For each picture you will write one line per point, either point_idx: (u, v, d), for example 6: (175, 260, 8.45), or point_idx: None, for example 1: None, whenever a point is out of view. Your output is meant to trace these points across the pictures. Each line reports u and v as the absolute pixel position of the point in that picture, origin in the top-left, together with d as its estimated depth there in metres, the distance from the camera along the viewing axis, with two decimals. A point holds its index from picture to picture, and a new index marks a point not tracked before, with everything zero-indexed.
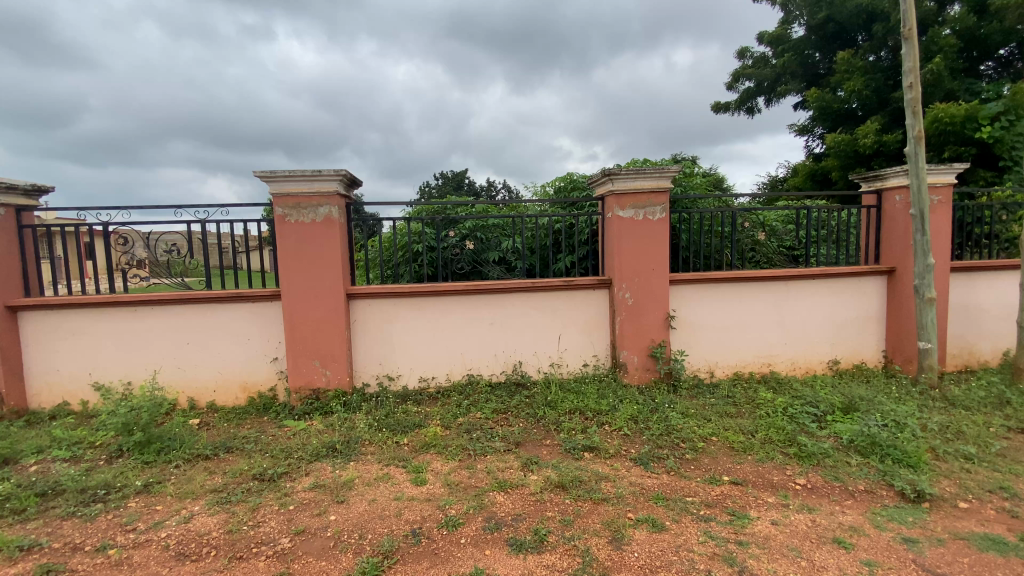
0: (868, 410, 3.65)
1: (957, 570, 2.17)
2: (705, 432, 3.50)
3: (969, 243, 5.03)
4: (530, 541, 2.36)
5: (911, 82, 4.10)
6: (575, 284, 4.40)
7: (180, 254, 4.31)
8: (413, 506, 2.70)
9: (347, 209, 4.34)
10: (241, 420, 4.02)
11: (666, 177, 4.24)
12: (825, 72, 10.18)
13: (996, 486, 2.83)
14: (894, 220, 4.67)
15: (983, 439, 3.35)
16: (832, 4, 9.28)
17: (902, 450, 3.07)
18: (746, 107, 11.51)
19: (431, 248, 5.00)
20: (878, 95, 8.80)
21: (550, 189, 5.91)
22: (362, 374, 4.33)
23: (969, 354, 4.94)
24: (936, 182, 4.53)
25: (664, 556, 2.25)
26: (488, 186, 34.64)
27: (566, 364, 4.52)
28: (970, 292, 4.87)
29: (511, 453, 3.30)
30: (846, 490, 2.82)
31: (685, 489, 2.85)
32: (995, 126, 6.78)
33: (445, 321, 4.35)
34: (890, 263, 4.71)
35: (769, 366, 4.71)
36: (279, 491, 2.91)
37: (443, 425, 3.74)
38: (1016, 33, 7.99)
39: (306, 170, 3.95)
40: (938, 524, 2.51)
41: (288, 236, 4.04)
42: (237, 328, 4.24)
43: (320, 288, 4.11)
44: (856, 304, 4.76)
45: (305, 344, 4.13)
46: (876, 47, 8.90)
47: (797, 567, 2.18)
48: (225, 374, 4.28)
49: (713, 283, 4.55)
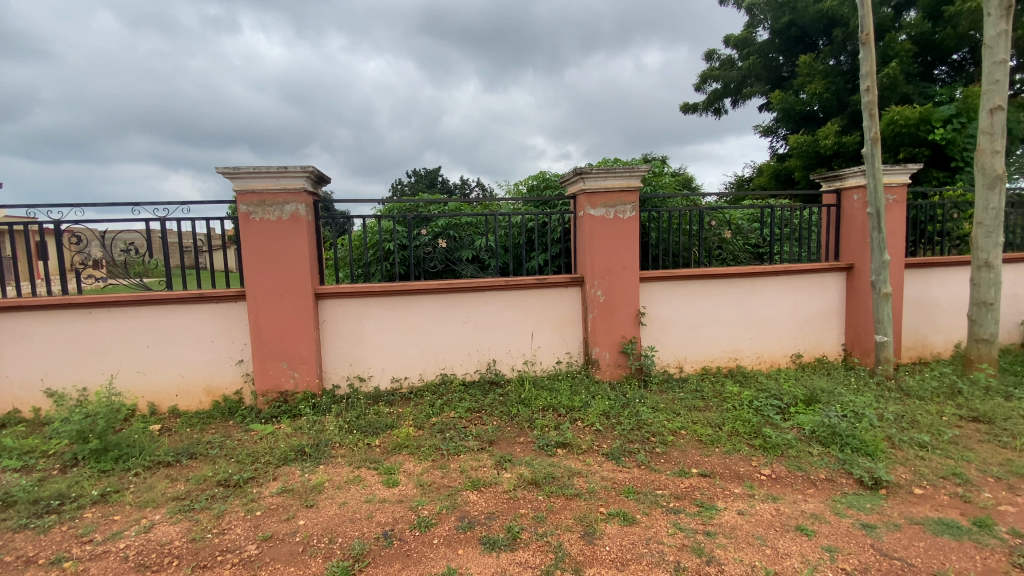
0: (830, 401, 3.79)
1: (913, 554, 2.27)
2: (674, 426, 3.58)
3: (922, 241, 5.26)
4: (503, 539, 2.36)
5: (868, 86, 4.25)
6: (548, 282, 4.42)
7: (139, 253, 4.13)
8: (385, 508, 2.67)
9: (315, 207, 4.24)
10: (205, 425, 3.89)
11: (635, 176, 4.29)
12: (789, 74, 10.51)
13: (949, 472, 2.97)
14: (852, 219, 4.85)
15: (936, 428, 3.52)
16: (795, 8, 9.58)
17: (860, 439, 3.20)
18: (713, 109, 11.80)
19: (402, 247, 4.93)
20: (838, 98, 9.13)
21: (523, 187, 5.93)
22: (332, 375, 4.24)
23: (923, 347, 5.18)
24: (892, 182, 4.73)
25: (635, 548, 2.29)
26: (463, 184, 34.55)
27: (540, 362, 4.54)
28: (923, 288, 5.12)
29: (485, 451, 3.30)
30: (808, 479, 2.92)
31: (655, 482, 2.90)
32: (947, 128, 7.12)
33: (418, 320, 4.30)
34: (848, 260, 4.90)
35: (736, 360, 4.84)
36: (246, 497, 2.83)
37: (416, 425, 3.70)
38: (967, 40, 8.39)
39: (271, 167, 3.85)
40: (894, 510, 2.62)
41: (252, 234, 3.93)
42: (200, 330, 4.10)
43: (288, 287, 4.01)
44: (818, 299, 4.93)
45: (272, 345, 4.03)
46: (836, 51, 9.24)
47: (762, 555, 2.24)
48: (188, 377, 4.14)
49: (683, 281, 4.65)
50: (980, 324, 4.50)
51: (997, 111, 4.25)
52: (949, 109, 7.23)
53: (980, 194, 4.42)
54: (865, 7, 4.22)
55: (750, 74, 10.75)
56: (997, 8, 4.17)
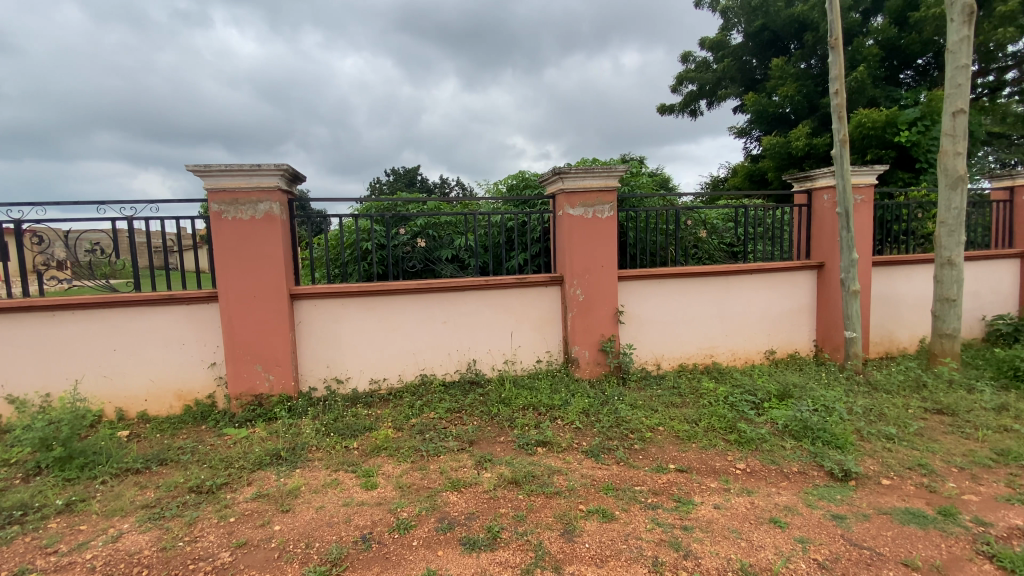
0: (802, 396, 3.89)
1: (881, 543, 2.34)
2: (652, 422, 3.63)
3: (889, 239, 5.44)
4: (483, 539, 2.35)
5: (837, 89, 4.38)
6: (528, 282, 4.43)
7: (105, 254, 4.00)
8: (364, 511, 2.63)
9: (290, 206, 4.16)
10: (176, 430, 3.78)
11: (614, 176, 4.33)
12: (762, 77, 10.76)
13: (914, 463, 3.08)
14: (822, 218, 4.98)
15: (903, 420, 3.64)
16: (767, 13, 9.78)
17: (831, 433, 3.30)
18: (689, 110, 11.98)
19: (380, 247, 4.87)
20: (809, 101, 9.38)
21: (502, 186, 5.93)
22: (309, 377, 4.17)
23: (890, 342, 5.36)
24: (860, 182, 4.87)
25: (614, 545, 2.31)
26: (442, 183, 34.38)
27: (520, 361, 4.54)
28: (889, 285, 5.29)
29: (465, 452, 3.29)
30: (781, 472, 3.00)
31: (633, 478, 2.94)
32: (912, 130, 7.39)
33: (397, 320, 4.26)
34: (819, 258, 5.04)
35: (711, 357, 4.92)
36: (219, 503, 2.76)
37: (395, 426, 3.67)
38: (931, 45, 8.67)
39: (244, 164, 3.76)
40: (863, 501, 2.71)
41: (224, 234, 3.83)
42: (170, 333, 3.98)
43: (261, 287, 3.92)
44: (790, 297, 5.06)
45: (246, 347, 3.94)
46: (807, 55, 9.50)
47: (737, 548, 2.29)
48: (158, 381, 4.01)
49: (661, 279, 4.71)
50: (943, 320, 4.67)
51: (959, 114, 4.41)
52: (914, 113, 7.48)
53: (943, 194, 4.59)
54: (834, 13, 4.34)
55: (725, 76, 10.94)
56: (959, 14, 4.33)
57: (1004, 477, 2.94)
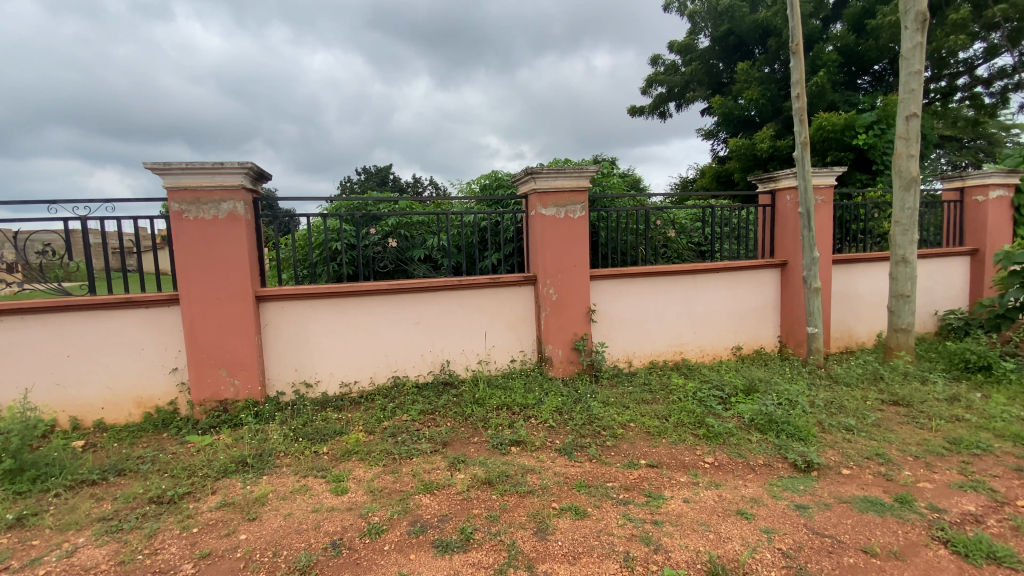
0: (767, 391, 4.01)
1: (841, 530, 2.43)
2: (623, 419, 3.68)
3: (848, 238, 5.66)
4: (456, 541, 2.34)
5: (798, 94, 4.52)
6: (501, 281, 4.42)
7: (57, 256, 3.83)
8: (334, 517, 2.58)
9: (256, 205, 4.05)
10: (135, 439, 3.63)
11: (585, 176, 4.37)
12: (728, 81, 11.04)
13: (872, 453, 3.21)
14: (785, 218, 5.14)
15: (862, 412, 3.80)
16: (733, 18, 10.03)
17: (794, 425, 3.41)
18: (659, 112, 12.20)
19: (351, 247, 4.79)
20: (772, 104, 9.67)
21: (475, 186, 5.92)
22: (276, 382, 4.07)
23: (849, 337, 5.58)
24: (820, 183, 5.05)
25: (586, 541, 2.33)
26: (415, 181, 34.06)
27: (494, 361, 4.54)
28: (848, 283, 5.51)
29: (438, 454, 3.26)
30: (748, 465, 3.08)
31: (605, 475, 2.97)
32: (869, 134, 7.71)
33: (369, 321, 4.19)
34: (782, 257, 5.20)
35: (681, 354, 5.02)
36: (181, 514, 2.66)
37: (367, 429, 3.61)
38: (888, 51, 8.98)
39: (206, 163, 3.64)
40: (825, 490, 2.81)
41: (185, 234, 3.70)
42: (128, 338, 3.82)
43: (226, 289, 3.80)
44: (755, 294, 5.20)
45: (210, 352, 3.81)
46: (770, 60, 9.83)
47: (705, 540, 2.34)
48: (115, 388, 3.85)
49: (632, 278, 4.78)
50: (899, 315, 4.89)
51: (912, 118, 4.62)
52: (871, 116, 7.80)
53: (898, 195, 4.80)
54: (795, 19, 4.48)
55: (692, 79, 11.19)
56: (913, 22, 4.53)
57: (956, 465, 3.09)
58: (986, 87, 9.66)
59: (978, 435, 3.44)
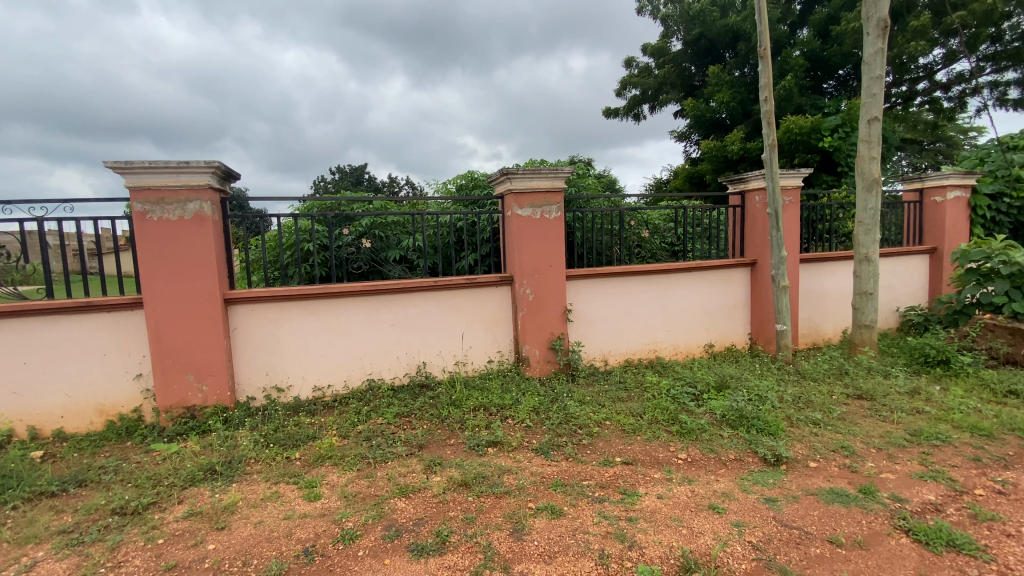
0: (738, 387, 4.11)
1: (808, 522, 2.51)
2: (599, 417, 3.72)
3: (815, 238, 5.83)
4: (431, 544, 2.32)
5: (766, 97, 4.63)
6: (478, 282, 4.41)
7: (12, 259, 3.67)
8: (306, 524, 2.53)
9: (224, 205, 3.94)
10: (97, 448, 3.49)
11: (560, 177, 4.39)
12: (700, 84, 11.26)
13: (838, 446, 3.32)
14: (754, 218, 5.27)
15: (828, 406, 3.92)
16: (704, 22, 10.21)
17: (764, 421, 3.51)
18: (633, 114, 12.35)
19: (324, 248, 4.70)
20: (742, 106, 9.91)
21: (451, 186, 5.89)
22: (247, 387, 3.97)
23: (816, 334, 5.76)
24: (787, 184, 5.19)
25: (562, 540, 2.34)
26: (391, 181, 33.87)
27: (471, 362, 4.52)
28: (815, 281, 5.68)
29: (414, 456, 3.23)
30: (719, 460, 3.15)
31: (581, 473, 2.99)
32: (834, 136, 8.00)
33: (343, 324, 4.13)
34: (752, 256, 5.33)
35: (655, 352, 5.09)
36: (146, 525, 2.57)
37: (341, 434, 3.55)
38: (851, 57, 9.30)
39: (170, 161, 3.53)
40: (793, 483, 2.89)
41: (148, 235, 3.58)
42: (89, 343, 3.67)
43: (192, 292, 3.69)
44: (726, 293, 5.32)
45: (175, 357, 3.70)
46: (740, 64, 10.07)
47: (679, 535, 2.38)
48: (76, 396, 3.69)
49: (607, 278, 4.83)
50: (863, 312, 5.06)
51: (874, 121, 4.79)
52: (836, 119, 8.06)
53: (861, 196, 4.97)
54: (762, 24, 4.59)
55: (665, 82, 11.38)
56: (875, 28, 4.69)
57: (917, 455, 3.22)
58: (944, 91, 10.09)
59: (937, 426, 3.59)
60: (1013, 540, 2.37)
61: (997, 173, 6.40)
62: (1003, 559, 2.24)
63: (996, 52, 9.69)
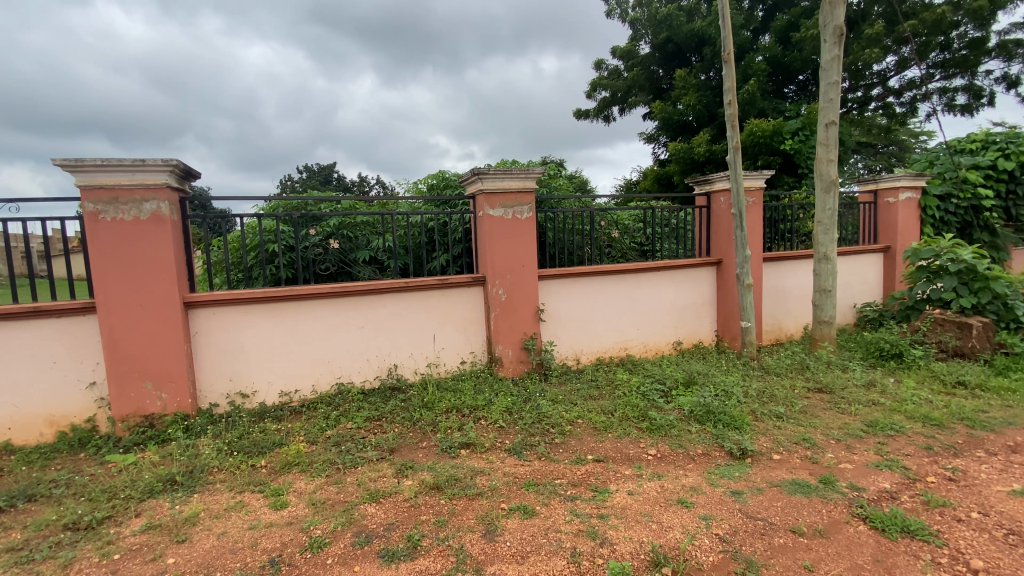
0: (705, 382, 4.21)
1: (772, 513, 2.59)
2: (571, 416, 3.74)
3: (777, 237, 6.03)
4: (403, 549, 2.29)
5: (729, 100, 4.75)
6: (449, 282, 4.38)
7: None
8: (272, 533, 2.46)
9: (184, 205, 3.79)
10: (47, 461, 3.31)
11: (531, 177, 4.41)
12: (667, 86, 11.48)
13: (800, 438, 3.44)
14: (720, 219, 5.41)
15: (790, 400, 4.06)
16: (671, 26, 10.40)
17: (730, 415, 3.60)
18: (603, 115, 12.50)
19: (289, 249, 4.58)
20: (708, 110, 10.16)
21: (422, 185, 5.84)
22: (209, 394, 3.83)
23: (779, 330, 5.96)
24: (751, 185, 5.34)
25: (534, 540, 2.35)
26: (360, 181, 33.36)
27: (443, 363, 4.49)
28: (777, 279, 5.87)
29: (385, 461, 3.19)
30: (688, 455, 3.22)
31: (554, 472, 3.01)
32: (795, 139, 8.31)
33: (311, 326, 4.04)
34: (718, 255, 5.47)
35: (626, 350, 5.17)
36: (101, 540, 2.45)
37: (309, 440, 3.47)
38: (810, 62, 9.64)
39: (125, 159, 3.39)
40: (758, 476, 2.98)
41: (102, 236, 3.42)
42: (37, 351, 3.48)
43: (149, 296, 3.54)
44: (693, 291, 5.44)
45: (132, 364, 3.54)
46: (706, 68, 10.31)
47: (649, 530, 2.42)
48: (24, 407, 3.49)
49: (579, 277, 4.88)
50: (822, 308, 5.25)
51: (831, 125, 4.99)
52: (796, 123, 8.35)
53: (820, 197, 5.16)
54: (726, 29, 4.70)
55: (634, 85, 11.56)
56: (831, 36, 4.88)
57: (873, 445, 3.37)
58: (896, 97, 10.57)
59: (892, 417, 3.77)
60: (962, 525, 2.50)
61: (945, 176, 6.72)
62: (954, 543, 2.36)
63: (944, 59, 10.17)
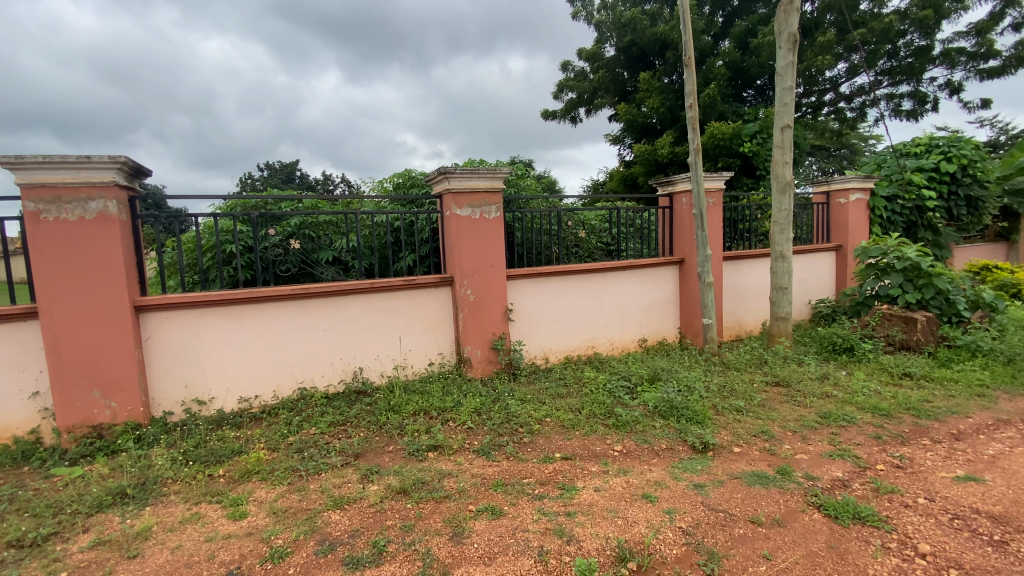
0: (668, 378, 4.32)
1: (732, 504, 2.68)
2: (539, 414, 3.77)
3: (736, 237, 6.23)
4: (368, 556, 2.26)
5: (691, 103, 4.87)
6: (416, 284, 4.33)
7: None
8: (231, 545, 2.38)
9: (134, 204, 3.62)
10: None
11: (498, 177, 4.40)
12: (632, 89, 11.69)
13: (758, 431, 3.57)
14: (682, 219, 5.55)
15: (749, 394, 4.20)
16: (635, 30, 10.55)
17: (692, 410, 3.71)
18: (570, 117, 12.63)
19: (249, 249, 4.43)
20: (671, 112, 10.41)
21: (388, 184, 5.76)
22: (163, 402, 3.68)
23: (739, 326, 6.16)
24: (711, 186, 5.50)
25: (502, 541, 2.34)
26: (324, 181, 32.60)
27: (410, 365, 4.44)
28: (737, 277, 6.07)
29: (350, 466, 3.13)
30: (652, 450, 3.29)
31: (523, 471, 3.03)
32: (753, 142, 8.60)
33: (272, 330, 3.92)
34: (680, 255, 5.61)
35: (593, 348, 5.23)
36: (45, 558, 2.31)
37: (270, 447, 3.37)
38: (767, 68, 10.01)
39: (68, 155, 3.21)
40: (719, 468, 3.07)
41: (43, 237, 3.23)
42: None
43: (97, 300, 3.36)
44: (657, 290, 5.57)
45: (78, 372, 3.35)
46: (669, 71, 10.55)
47: (615, 526, 2.46)
48: None
49: (546, 277, 4.91)
50: (779, 305, 5.46)
51: (786, 129, 5.18)
52: (754, 126, 8.65)
53: (776, 198, 5.36)
54: (687, 33, 4.80)
55: (600, 87, 11.73)
56: (786, 42, 5.07)
57: (827, 436, 3.53)
58: (847, 102, 11.11)
59: (844, 408, 3.95)
60: (909, 510, 2.64)
61: (892, 178, 7.12)
62: (902, 528, 2.49)
63: (891, 67, 10.77)
